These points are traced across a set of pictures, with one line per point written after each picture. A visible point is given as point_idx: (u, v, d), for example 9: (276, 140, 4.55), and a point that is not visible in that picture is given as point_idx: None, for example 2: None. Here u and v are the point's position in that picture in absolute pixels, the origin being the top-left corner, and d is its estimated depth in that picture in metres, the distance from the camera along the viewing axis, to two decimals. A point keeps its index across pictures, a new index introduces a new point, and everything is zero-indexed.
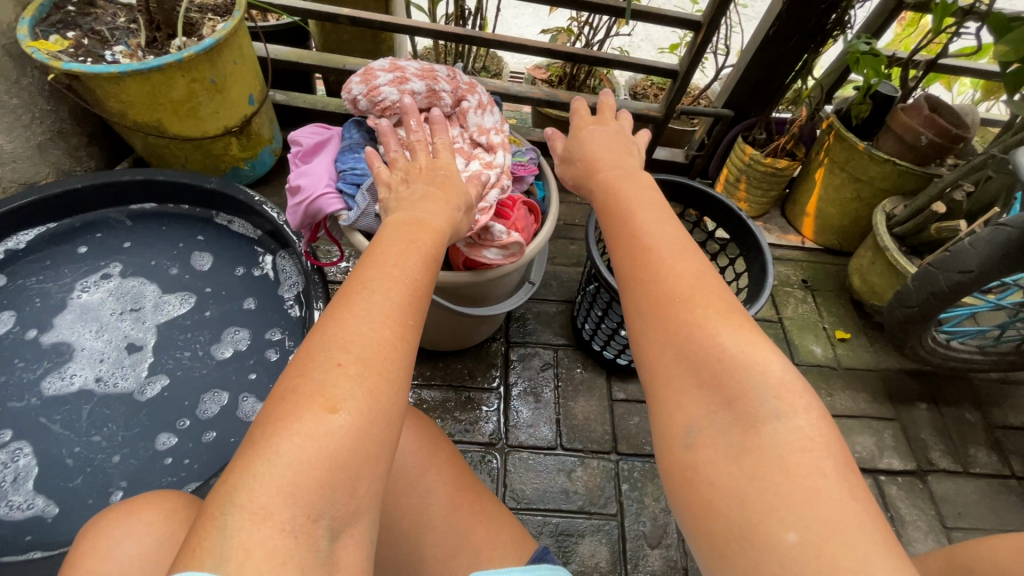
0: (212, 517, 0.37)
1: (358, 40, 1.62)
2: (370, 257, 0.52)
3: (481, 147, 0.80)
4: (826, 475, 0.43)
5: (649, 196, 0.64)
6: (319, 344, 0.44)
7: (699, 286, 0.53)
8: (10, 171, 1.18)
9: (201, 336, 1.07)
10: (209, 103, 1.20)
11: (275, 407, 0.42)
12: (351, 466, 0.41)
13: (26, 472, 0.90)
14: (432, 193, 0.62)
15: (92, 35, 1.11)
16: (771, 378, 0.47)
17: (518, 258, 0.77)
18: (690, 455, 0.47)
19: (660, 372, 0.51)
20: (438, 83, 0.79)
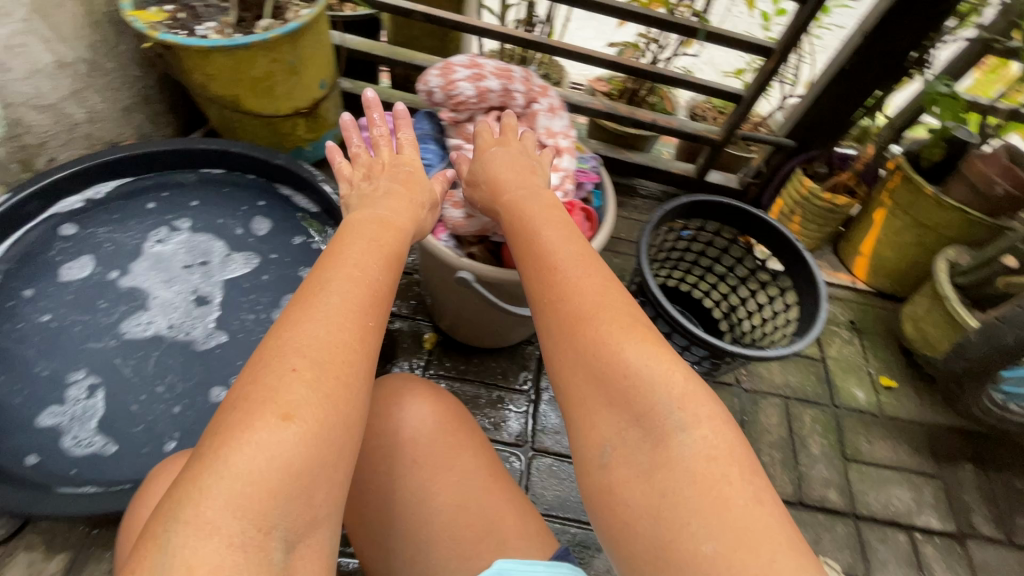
0: (155, 536, 0.38)
1: (429, 37, 1.65)
2: (325, 264, 0.55)
3: (547, 149, 0.81)
4: (731, 481, 0.46)
5: (548, 211, 0.66)
6: (271, 353, 0.46)
7: (604, 302, 0.55)
8: (99, 130, 1.22)
9: (262, 299, 1.11)
10: (284, 83, 1.25)
11: (224, 420, 0.43)
12: (304, 477, 0.42)
13: (92, 411, 0.94)
14: (388, 194, 0.68)
15: (188, 11, 1.17)
16: (675, 392, 0.50)
17: (571, 261, 0.80)
18: (606, 475, 0.51)
19: (576, 395, 0.54)
20: (513, 83, 0.80)
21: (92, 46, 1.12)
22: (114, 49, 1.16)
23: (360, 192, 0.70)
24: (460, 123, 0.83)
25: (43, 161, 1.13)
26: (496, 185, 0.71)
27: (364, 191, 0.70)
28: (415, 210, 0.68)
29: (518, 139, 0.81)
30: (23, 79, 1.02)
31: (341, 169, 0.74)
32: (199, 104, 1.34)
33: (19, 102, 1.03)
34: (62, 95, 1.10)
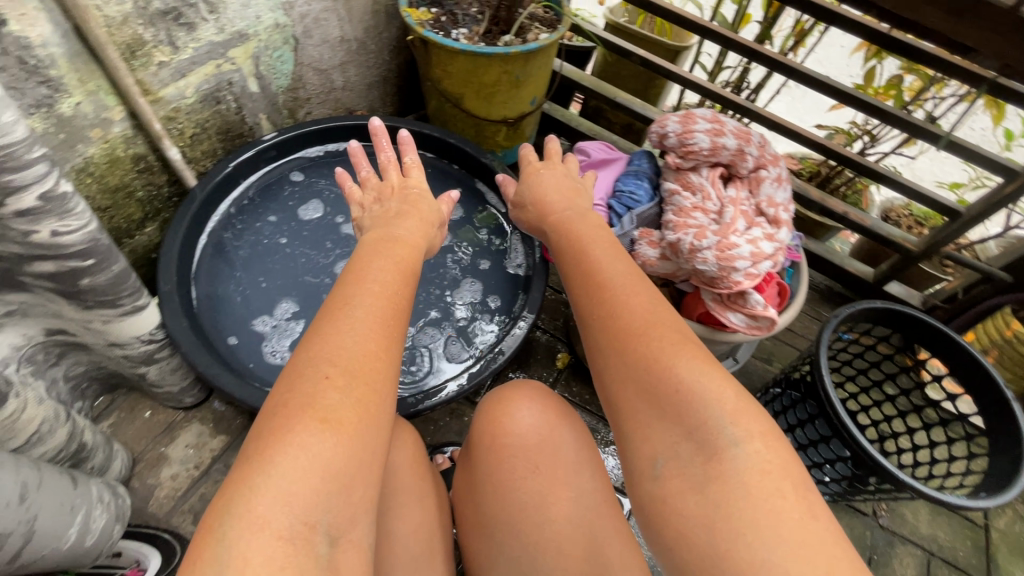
0: (211, 530, 0.41)
1: (634, 80, 1.73)
2: (350, 280, 0.60)
3: (765, 217, 0.80)
4: (785, 496, 0.46)
5: (597, 233, 0.74)
6: (306, 363, 0.50)
7: (653, 321, 0.58)
8: (347, 97, 1.40)
9: (445, 279, 1.21)
10: (505, 93, 1.34)
11: (266, 426, 0.46)
12: (341, 477, 0.45)
13: (289, 330, 1.07)
14: (400, 217, 0.78)
15: (449, 16, 1.32)
16: (725, 406, 0.52)
17: (763, 332, 0.77)
18: (660, 486, 0.53)
19: (629, 411, 0.56)
20: (749, 146, 0.82)
21: (368, 29, 1.30)
22: (380, 34, 1.34)
23: (370, 212, 0.82)
24: (682, 171, 0.86)
25: (304, 113, 1.31)
26: (543, 207, 0.82)
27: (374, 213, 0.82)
28: (423, 226, 0.79)
29: (738, 200, 0.81)
30: (319, 44, 1.20)
31: (352, 192, 0.88)
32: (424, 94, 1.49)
33: (307, 64, 1.21)
34: (335, 64, 1.28)
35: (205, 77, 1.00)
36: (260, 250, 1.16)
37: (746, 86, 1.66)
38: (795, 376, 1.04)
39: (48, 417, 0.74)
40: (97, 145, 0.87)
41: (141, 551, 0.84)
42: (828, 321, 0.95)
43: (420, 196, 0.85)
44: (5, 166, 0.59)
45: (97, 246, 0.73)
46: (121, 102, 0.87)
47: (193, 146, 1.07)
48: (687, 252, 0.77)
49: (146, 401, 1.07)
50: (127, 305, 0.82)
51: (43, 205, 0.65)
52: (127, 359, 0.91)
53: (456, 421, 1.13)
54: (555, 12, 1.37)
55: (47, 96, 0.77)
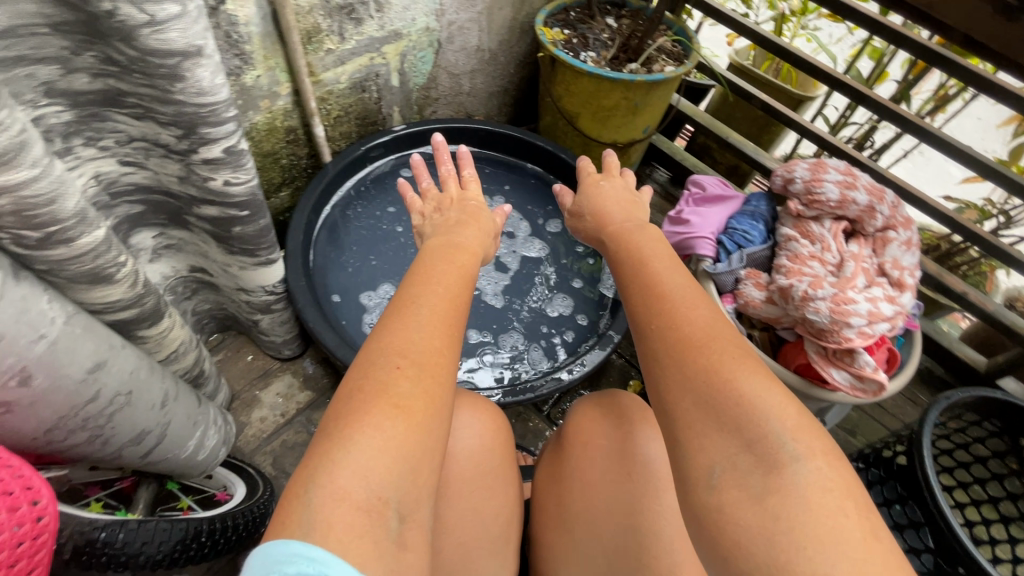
0: (296, 495, 0.40)
1: (748, 122, 1.71)
2: (415, 277, 0.59)
3: (886, 279, 0.78)
4: (847, 515, 0.40)
5: (657, 244, 0.68)
6: (376, 352, 0.48)
7: (715, 334, 0.51)
8: (470, 102, 1.49)
9: (540, 288, 1.26)
10: (620, 118, 1.37)
11: (343, 405, 0.45)
12: (412, 458, 0.43)
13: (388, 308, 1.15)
14: (459, 225, 0.74)
15: (580, 38, 1.37)
16: (788, 420, 0.45)
17: (867, 396, 0.76)
18: (713, 497, 0.44)
19: (680, 418, 0.48)
20: (881, 205, 0.80)
21: (502, 41, 1.38)
22: (512, 48, 1.42)
23: (429, 221, 0.78)
24: (803, 218, 0.85)
25: (430, 111, 1.40)
26: (601, 215, 0.79)
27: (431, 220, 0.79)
28: (483, 235, 0.74)
29: (860, 256, 0.79)
30: (457, 50, 1.29)
31: (412, 203, 0.84)
32: (539, 108, 1.55)
33: (443, 67, 1.30)
34: (466, 70, 1.37)
35: (359, 67, 1.10)
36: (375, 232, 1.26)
37: (869, 145, 1.59)
38: (882, 453, 0.97)
39: (185, 341, 0.84)
40: (263, 113, 0.99)
41: (229, 478, 0.92)
42: (936, 402, 0.89)
43: (475, 204, 0.81)
44: (207, 120, 0.70)
45: (254, 200, 0.83)
46: (291, 79, 0.98)
47: (335, 126, 1.18)
48: (798, 299, 0.76)
49: (250, 346, 1.18)
50: (262, 257, 0.92)
51: (225, 158, 0.75)
52: (248, 305, 1.01)
53: (520, 425, 1.15)
54: (684, 46, 1.40)
55: (239, 66, 0.88)
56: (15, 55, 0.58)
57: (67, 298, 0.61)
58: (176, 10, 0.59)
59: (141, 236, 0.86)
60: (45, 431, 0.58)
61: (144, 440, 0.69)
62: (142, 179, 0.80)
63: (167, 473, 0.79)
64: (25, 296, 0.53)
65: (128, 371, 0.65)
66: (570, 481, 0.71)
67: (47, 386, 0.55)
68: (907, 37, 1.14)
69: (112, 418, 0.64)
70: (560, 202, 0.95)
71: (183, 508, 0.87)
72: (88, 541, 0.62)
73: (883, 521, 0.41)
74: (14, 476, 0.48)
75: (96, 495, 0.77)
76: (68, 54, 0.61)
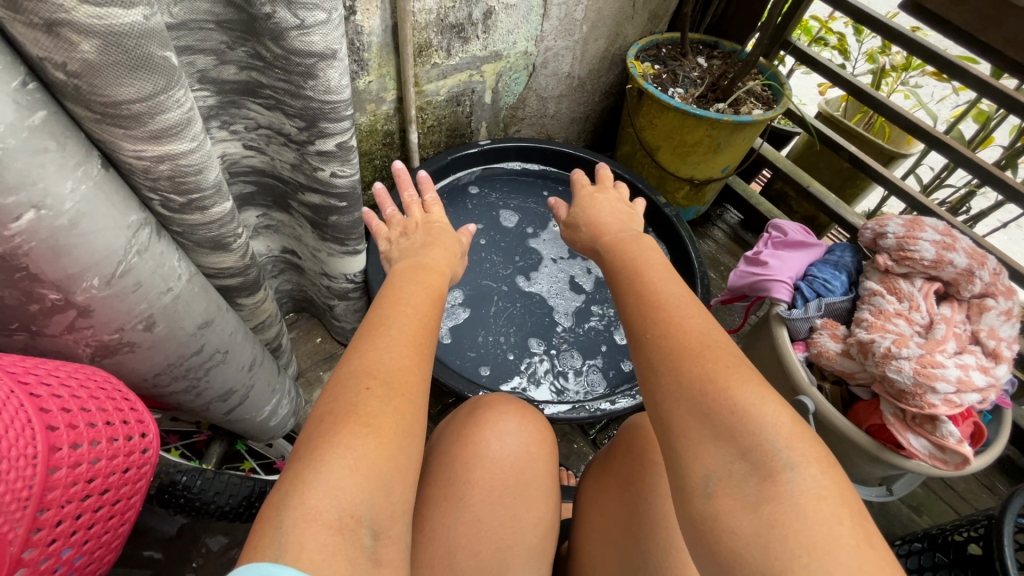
0: (268, 520, 0.40)
1: (831, 173, 1.67)
2: (384, 301, 0.61)
3: (980, 347, 0.75)
4: (842, 523, 0.41)
5: (653, 254, 0.70)
6: (345, 374, 0.50)
7: (710, 342, 0.52)
8: (553, 125, 1.54)
9: (609, 314, 1.26)
10: (700, 155, 1.37)
11: (314, 430, 0.46)
12: (381, 473, 0.44)
13: (456, 313, 1.20)
14: (421, 248, 0.78)
15: (670, 74, 1.40)
16: (783, 429, 0.46)
17: (948, 467, 0.73)
18: (710, 506, 0.45)
19: (677, 428, 0.49)
20: (981, 270, 0.77)
21: (592, 70, 1.42)
22: (600, 77, 1.46)
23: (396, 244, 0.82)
24: (891, 274, 0.82)
25: (514, 130, 1.46)
26: (598, 227, 0.82)
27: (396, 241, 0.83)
28: (448, 255, 0.78)
29: (953, 320, 0.76)
30: (549, 75, 1.35)
31: (378, 228, 0.86)
32: (619, 137, 1.57)
33: (534, 90, 1.36)
34: (554, 95, 1.42)
35: (458, 82, 1.18)
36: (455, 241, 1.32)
37: (965, 210, 1.51)
38: (953, 537, 0.90)
39: (272, 313, 0.91)
40: (367, 115, 1.06)
41: (287, 450, 0.96)
42: (1023, 489, 0.83)
43: (438, 224, 0.85)
44: (328, 116, 0.76)
45: (353, 193, 0.89)
46: (397, 88, 1.06)
47: (427, 135, 1.25)
48: (879, 356, 0.74)
49: (319, 329, 1.25)
50: (350, 246, 0.98)
51: (336, 151, 0.81)
52: (328, 290, 1.08)
53: (565, 445, 1.15)
54: (774, 90, 1.40)
55: (356, 71, 0.96)
56: (184, 45, 0.67)
57: (190, 260, 0.68)
58: (323, 17, 0.65)
59: (248, 213, 0.95)
60: (154, 374, 0.64)
61: (229, 397, 0.76)
62: (258, 163, 0.88)
63: (241, 433, 0.85)
64: (163, 252, 0.59)
65: (227, 333, 0.72)
66: (610, 490, 0.73)
67: (164, 334, 0.62)
68: (1022, 102, 1.09)
69: (209, 372, 0.70)
70: (554, 215, 0.97)
71: (246, 469, 0.93)
72: (170, 482, 0.70)
73: (877, 529, 0.42)
74: (131, 409, 0.53)
75: (176, 443, 0.85)
76: (224, 47, 0.70)
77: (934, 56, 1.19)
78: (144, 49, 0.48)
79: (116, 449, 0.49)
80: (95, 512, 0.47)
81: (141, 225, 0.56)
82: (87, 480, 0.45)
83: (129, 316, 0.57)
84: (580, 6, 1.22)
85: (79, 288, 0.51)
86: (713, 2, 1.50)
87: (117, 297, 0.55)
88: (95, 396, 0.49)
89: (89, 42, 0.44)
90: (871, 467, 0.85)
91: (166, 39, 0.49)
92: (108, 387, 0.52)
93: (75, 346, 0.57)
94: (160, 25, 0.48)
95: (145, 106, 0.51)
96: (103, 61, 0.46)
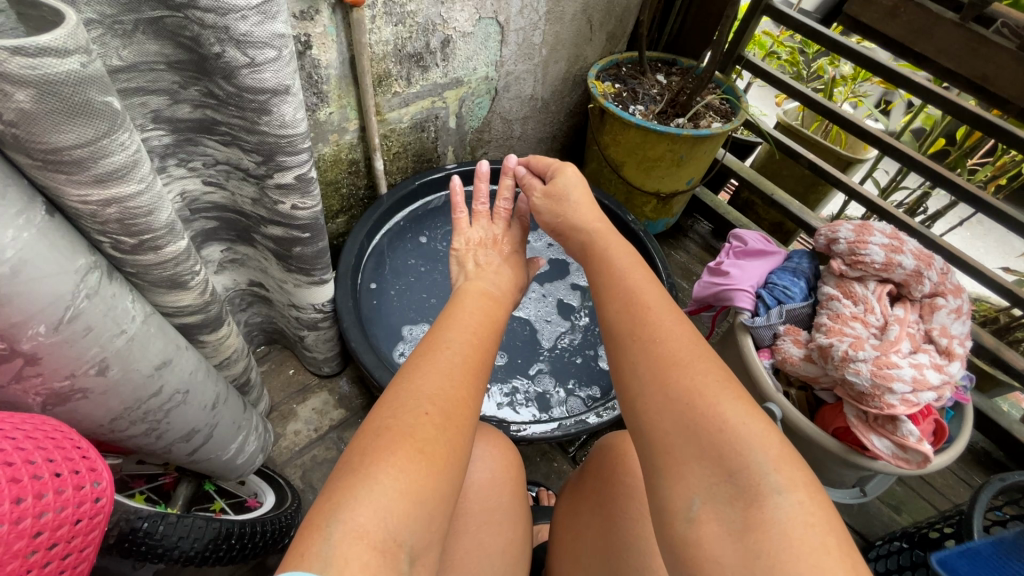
0: (317, 528, 0.43)
1: (794, 180, 1.72)
2: (448, 325, 0.66)
3: (935, 346, 0.77)
4: (830, 552, 0.41)
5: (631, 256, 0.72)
6: (407, 395, 0.53)
7: (693, 355, 0.54)
8: (519, 146, 1.56)
9: (589, 337, 1.26)
10: (665, 169, 1.40)
11: (368, 443, 0.49)
12: (428, 503, 0.47)
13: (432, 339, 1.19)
14: (495, 273, 0.87)
15: (630, 93, 1.43)
16: (771, 451, 0.47)
17: (912, 464, 0.74)
18: (691, 530, 0.46)
19: (661, 443, 0.50)
20: (929, 270, 0.80)
21: (555, 91, 1.46)
22: (563, 98, 1.49)
23: (474, 254, 0.93)
24: (846, 279, 0.85)
25: (481, 152, 1.48)
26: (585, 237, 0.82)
27: (474, 251, 0.93)
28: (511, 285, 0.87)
29: (906, 321, 0.79)
30: (512, 98, 1.37)
31: (460, 221, 0.97)
32: (586, 155, 1.60)
33: (498, 113, 1.39)
34: (519, 117, 1.44)
35: (421, 109, 1.19)
36: (434, 257, 1.34)
37: (922, 211, 1.56)
38: (929, 534, 0.91)
39: (237, 349, 0.90)
40: (331, 146, 1.07)
41: (259, 486, 0.95)
42: (990, 484, 0.84)
43: (514, 248, 0.97)
44: (284, 150, 0.76)
45: (315, 223, 0.89)
46: (359, 117, 1.07)
47: (393, 161, 1.26)
48: (838, 360, 0.76)
49: (292, 360, 1.24)
50: (316, 276, 0.97)
51: (295, 184, 0.81)
52: (297, 321, 1.07)
53: (545, 464, 1.14)
54: (731, 104, 1.44)
55: (315, 103, 0.97)
56: (135, 86, 0.67)
57: (146, 300, 0.68)
58: (273, 54, 0.66)
59: (211, 249, 0.94)
60: (110, 420, 0.63)
61: (192, 437, 0.74)
62: (220, 199, 0.88)
63: (208, 473, 0.84)
64: (114, 295, 0.59)
65: (188, 372, 0.71)
66: (583, 513, 0.73)
67: (119, 378, 0.60)
68: (962, 107, 1.14)
69: (168, 414, 0.69)
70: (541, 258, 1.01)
71: (215, 510, 0.91)
72: (131, 529, 0.66)
73: (865, 561, 0.42)
74: (83, 457, 0.52)
75: (141, 487, 0.82)
76: (177, 87, 0.70)
77: (878, 66, 1.23)
78: (83, 95, 0.48)
79: (65, 500, 0.47)
80: (43, 568, 0.45)
81: (90, 268, 0.56)
82: (30, 535, 0.43)
83: (80, 362, 0.56)
84: (538, 31, 1.26)
85: (24, 336, 0.50)
86: (668, 21, 1.55)
87: (66, 343, 0.54)
88: (42, 446, 0.48)
89: (24, 92, 0.45)
90: (841, 470, 0.86)
91: (106, 85, 0.50)
92: (57, 436, 0.51)
93: (24, 396, 0.55)
94: (100, 71, 0.49)
95: (88, 151, 0.51)
96: (39, 109, 0.46)
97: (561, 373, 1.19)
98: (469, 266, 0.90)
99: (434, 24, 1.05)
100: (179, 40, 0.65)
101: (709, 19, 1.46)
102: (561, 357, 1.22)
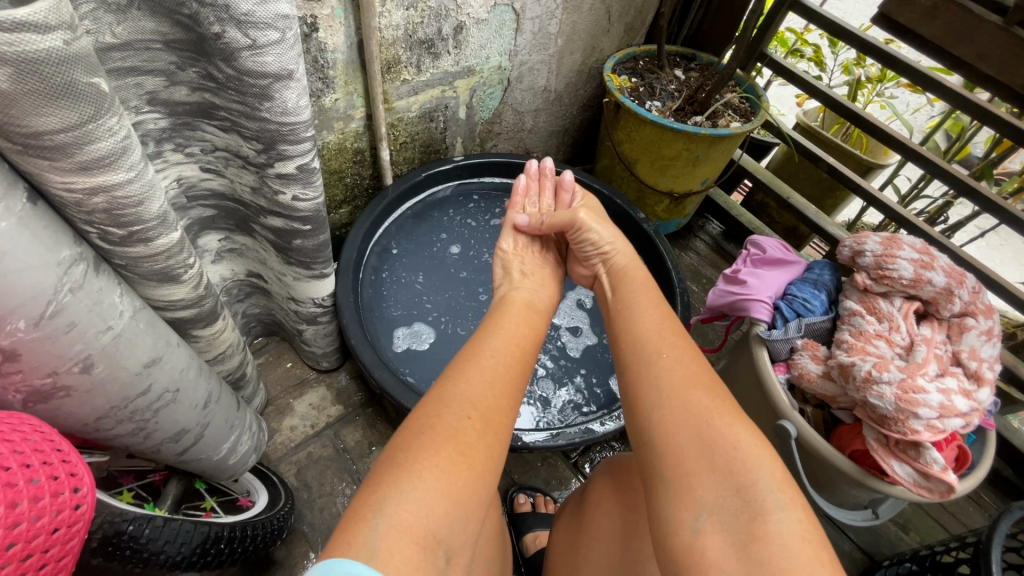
0: (365, 516, 0.41)
1: (811, 185, 1.67)
2: (491, 329, 0.64)
3: (963, 369, 0.74)
4: (823, 564, 0.41)
5: (644, 289, 0.73)
6: (454, 396, 0.51)
7: (704, 376, 0.55)
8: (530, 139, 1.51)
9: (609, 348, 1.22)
10: (678, 168, 1.35)
11: (416, 437, 0.46)
12: (465, 507, 0.45)
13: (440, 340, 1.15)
14: (537, 283, 0.84)
15: (647, 87, 1.38)
16: (773, 471, 0.47)
17: (935, 495, 0.71)
18: (693, 539, 0.45)
19: (672, 451, 0.50)
20: (960, 289, 0.77)
21: (569, 84, 1.41)
22: (577, 90, 1.44)
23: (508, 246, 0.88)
24: (870, 294, 0.81)
25: (490, 145, 1.43)
26: (616, 270, 0.81)
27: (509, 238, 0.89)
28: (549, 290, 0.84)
29: (933, 341, 0.75)
30: (525, 90, 1.32)
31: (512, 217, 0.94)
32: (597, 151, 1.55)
33: (509, 104, 1.34)
34: (531, 109, 1.40)
35: (430, 98, 1.15)
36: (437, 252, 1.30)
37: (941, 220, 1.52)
38: (940, 558, 0.88)
39: (234, 343, 0.87)
40: (335, 134, 1.03)
41: (252, 484, 0.93)
42: (1010, 511, 0.80)
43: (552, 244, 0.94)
44: (286, 138, 0.72)
45: (317, 216, 0.85)
46: (365, 105, 1.03)
47: (400, 151, 1.22)
48: (860, 380, 0.72)
49: (290, 354, 1.21)
50: (316, 270, 0.94)
51: (297, 174, 0.77)
52: (296, 314, 1.03)
53: (546, 469, 1.11)
54: (752, 102, 1.39)
55: (320, 89, 0.93)
56: (129, 65, 0.63)
57: (136, 293, 0.64)
58: (276, 37, 0.62)
59: (207, 238, 0.91)
60: (95, 419, 0.59)
61: (182, 436, 0.71)
62: (218, 186, 0.84)
63: (198, 472, 0.81)
64: (101, 289, 0.56)
65: (179, 370, 0.68)
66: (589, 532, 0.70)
67: (104, 375, 0.57)
68: (995, 114, 1.09)
69: (157, 413, 0.66)
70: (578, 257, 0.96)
71: (206, 508, 0.88)
72: (116, 533, 0.62)
73: None
74: (64, 461, 0.48)
75: (130, 483, 0.79)
76: (174, 68, 0.66)
77: (907, 67, 1.18)
78: (66, 75, 0.44)
79: (40, 510, 0.44)
80: None
81: (75, 260, 0.52)
82: (2, 549, 0.40)
83: (63, 359, 0.52)
84: (554, 20, 1.21)
85: (2, 332, 0.47)
86: (689, 14, 1.50)
87: (48, 340, 0.50)
88: (18, 451, 0.44)
89: (1, 70, 0.41)
90: (854, 491, 0.82)
91: (93, 65, 0.46)
92: (36, 438, 0.47)
93: (3, 394, 0.51)
94: (87, 50, 0.45)
95: (72, 136, 0.47)
96: (17, 89, 0.42)
97: (566, 378, 1.16)
98: (514, 273, 0.87)
99: (447, 10, 1.01)
100: (175, 18, 0.61)
101: (731, 13, 1.41)
102: (568, 362, 1.19)
